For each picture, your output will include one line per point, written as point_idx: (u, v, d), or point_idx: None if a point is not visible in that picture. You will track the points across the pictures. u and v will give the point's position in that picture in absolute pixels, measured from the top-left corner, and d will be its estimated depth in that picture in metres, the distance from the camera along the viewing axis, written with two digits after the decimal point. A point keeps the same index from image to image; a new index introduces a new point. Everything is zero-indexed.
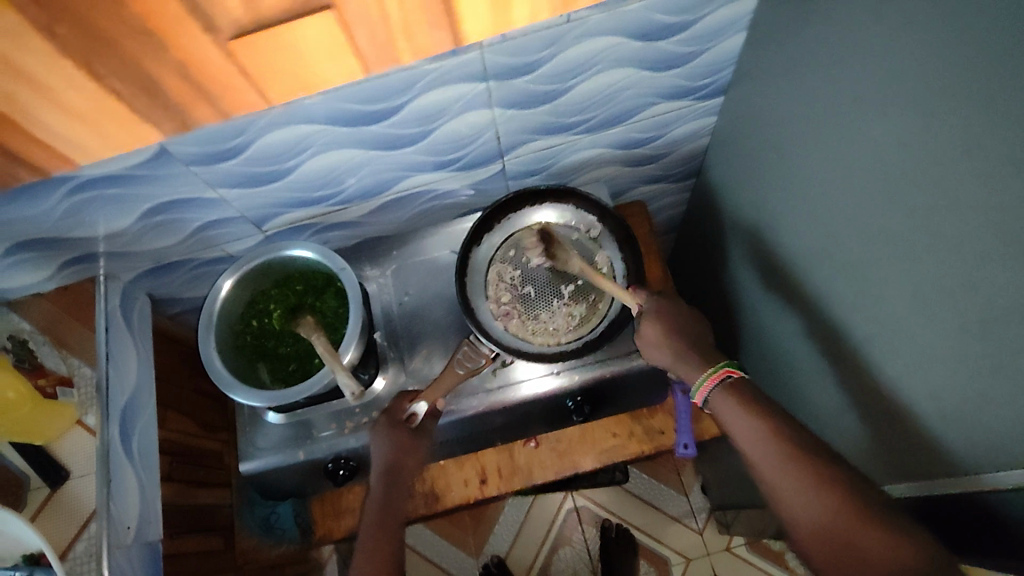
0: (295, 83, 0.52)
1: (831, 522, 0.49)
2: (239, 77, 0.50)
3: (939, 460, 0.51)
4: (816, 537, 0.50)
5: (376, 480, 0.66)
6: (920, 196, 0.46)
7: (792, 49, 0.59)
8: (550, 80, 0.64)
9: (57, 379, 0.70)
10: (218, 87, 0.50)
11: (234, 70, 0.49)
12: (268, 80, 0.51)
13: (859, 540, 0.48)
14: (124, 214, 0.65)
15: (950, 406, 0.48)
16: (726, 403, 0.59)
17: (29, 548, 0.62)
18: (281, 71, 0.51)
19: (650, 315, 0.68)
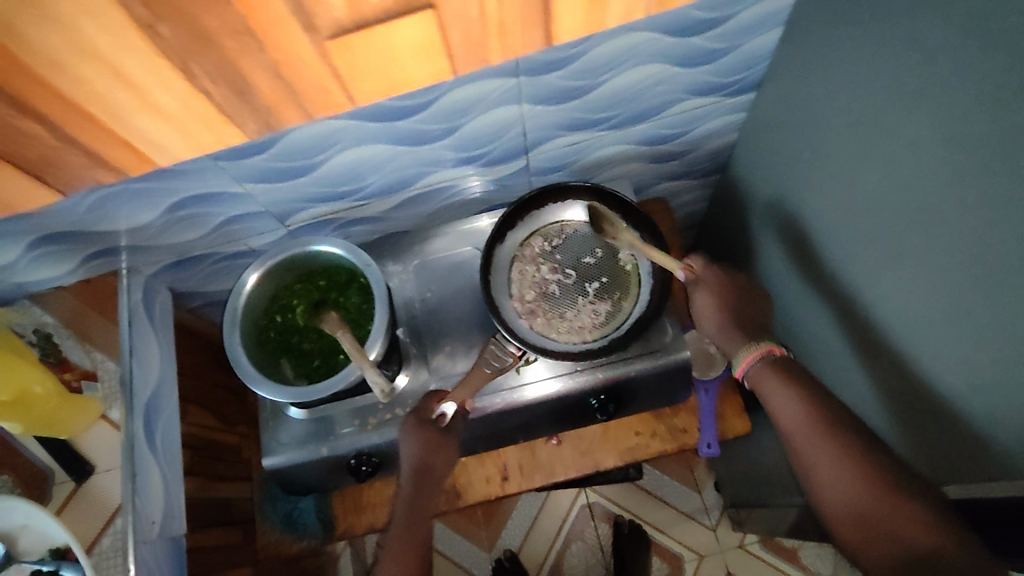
0: (379, 82, 0.52)
1: (861, 505, 0.49)
2: (332, 79, 0.50)
3: (977, 465, 0.50)
4: (838, 507, 0.51)
5: (405, 480, 0.66)
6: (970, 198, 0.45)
7: (832, 45, 0.58)
8: (581, 75, 0.64)
9: (82, 373, 0.71)
10: (308, 89, 0.50)
11: (325, 71, 0.49)
12: (357, 82, 0.51)
13: (889, 524, 0.47)
14: (149, 208, 0.65)
15: (991, 412, 0.47)
16: (771, 380, 0.59)
17: (56, 543, 0.63)
18: (371, 72, 0.51)
19: (704, 285, 0.66)
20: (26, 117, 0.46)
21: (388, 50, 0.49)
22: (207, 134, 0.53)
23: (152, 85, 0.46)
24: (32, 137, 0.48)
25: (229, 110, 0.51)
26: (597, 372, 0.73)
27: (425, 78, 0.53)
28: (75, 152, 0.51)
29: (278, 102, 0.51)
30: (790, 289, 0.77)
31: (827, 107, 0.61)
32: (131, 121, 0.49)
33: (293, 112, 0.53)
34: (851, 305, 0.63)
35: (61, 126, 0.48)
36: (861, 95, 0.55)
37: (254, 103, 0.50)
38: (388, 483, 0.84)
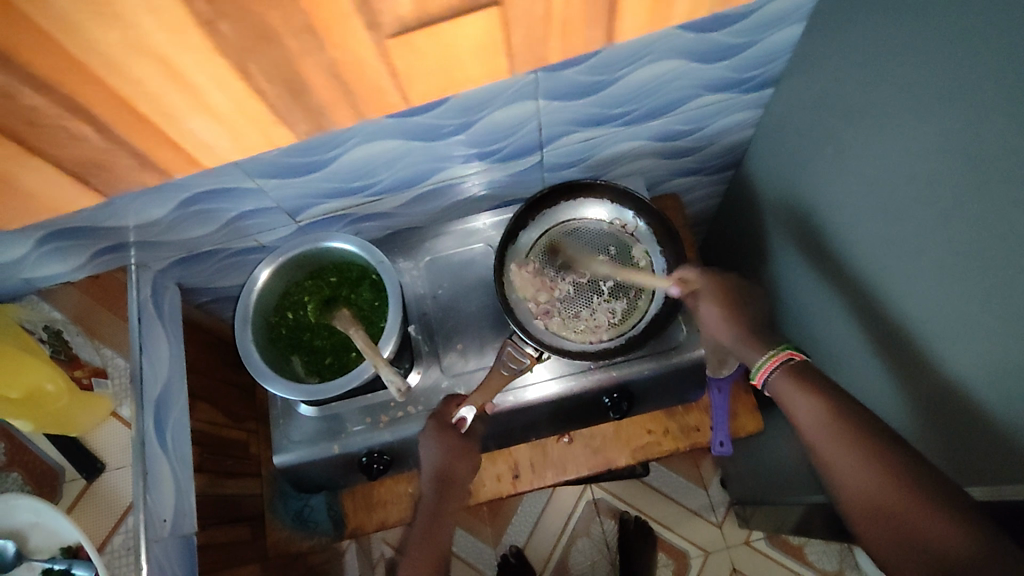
0: (436, 82, 0.54)
1: (884, 500, 0.48)
2: (386, 77, 0.51)
3: (1000, 468, 0.50)
4: (862, 509, 0.50)
5: (428, 486, 0.68)
6: (999, 199, 0.44)
7: (855, 41, 0.57)
8: (598, 71, 0.63)
9: (93, 370, 0.70)
10: (360, 87, 0.52)
11: (384, 69, 0.51)
12: (412, 79, 0.53)
13: (915, 522, 0.46)
14: (162, 203, 0.64)
15: (1013, 417, 0.47)
16: (789, 385, 0.58)
17: (67, 541, 0.62)
18: (429, 73, 0.53)
19: (705, 296, 0.68)
20: (77, 117, 0.47)
21: (449, 48, 0.50)
22: (257, 135, 0.54)
23: (206, 84, 0.47)
24: (81, 139, 0.50)
25: (281, 109, 0.52)
26: (611, 371, 0.73)
27: (482, 77, 0.56)
28: (124, 153, 0.53)
29: (334, 103, 0.53)
30: (805, 288, 0.77)
31: (848, 104, 0.60)
32: (183, 121, 0.50)
33: (347, 111, 0.54)
34: (869, 304, 0.63)
35: (113, 130, 0.49)
36: (884, 93, 0.55)
37: (309, 103, 0.52)
38: (398, 480, 0.83)
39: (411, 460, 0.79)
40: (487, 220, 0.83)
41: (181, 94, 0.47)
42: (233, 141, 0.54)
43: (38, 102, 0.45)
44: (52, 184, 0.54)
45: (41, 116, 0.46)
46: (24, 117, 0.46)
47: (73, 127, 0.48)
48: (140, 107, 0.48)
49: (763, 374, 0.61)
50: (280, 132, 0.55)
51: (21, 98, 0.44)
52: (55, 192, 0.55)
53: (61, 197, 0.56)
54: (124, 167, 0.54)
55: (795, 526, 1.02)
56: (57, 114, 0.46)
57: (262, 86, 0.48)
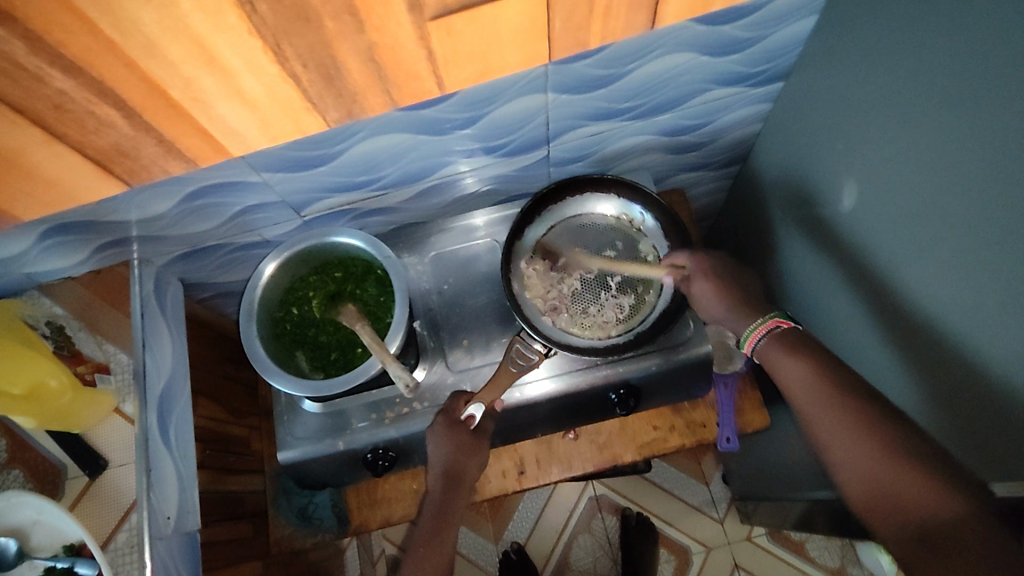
0: (469, 69, 0.56)
1: (870, 465, 0.48)
2: (424, 62, 0.53)
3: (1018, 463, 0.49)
4: (849, 474, 0.49)
5: (436, 484, 0.68)
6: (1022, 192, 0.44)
7: (871, 34, 0.57)
8: (609, 64, 0.62)
9: (95, 366, 0.68)
10: (397, 71, 0.53)
11: (422, 55, 0.52)
12: (448, 65, 0.54)
13: (899, 486, 0.46)
14: (166, 197, 0.63)
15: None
16: (779, 353, 0.58)
17: (70, 539, 0.61)
18: (465, 60, 0.54)
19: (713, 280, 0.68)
20: (105, 102, 0.47)
21: (488, 35, 0.52)
22: (288, 123, 0.55)
23: (241, 69, 0.47)
24: (109, 127, 0.50)
25: (314, 97, 0.53)
26: (618, 367, 0.72)
27: (516, 64, 0.57)
28: (149, 140, 0.53)
29: (367, 89, 0.54)
30: (815, 283, 0.76)
31: (864, 98, 0.60)
32: (213, 105, 0.51)
33: (379, 98, 0.56)
34: (883, 300, 0.63)
35: (139, 113, 0.49)
36: (901, 86, 0.54)
37: (343, 89, 0.53)
38: (403, 477, 0.83)
39: (415, 456, 0.79)
40: (482, 218, 0.82)
41: (214, 77, 0.47)
42: (262, 128, 0.55)
43: (66, 85, 0.45)
44: (75, 171, 0.54)
45: (70, 100, 0.46)
46: (53, 102, 0.46)
47: (101, 113, 0.48)
48: (169, 91, 0.48)
49: (752, 342, 0.62)
50: (310, 120, 0.56)
51: (50, 81, 0.44)
52: (81, 181, 0.55)
53: (85, 186, 0.56)
54: (149, 154, 0.55)
55: (798, 522, 1.02)
56: (87, 98, 0.46)
57: (297, 71, 0.49)
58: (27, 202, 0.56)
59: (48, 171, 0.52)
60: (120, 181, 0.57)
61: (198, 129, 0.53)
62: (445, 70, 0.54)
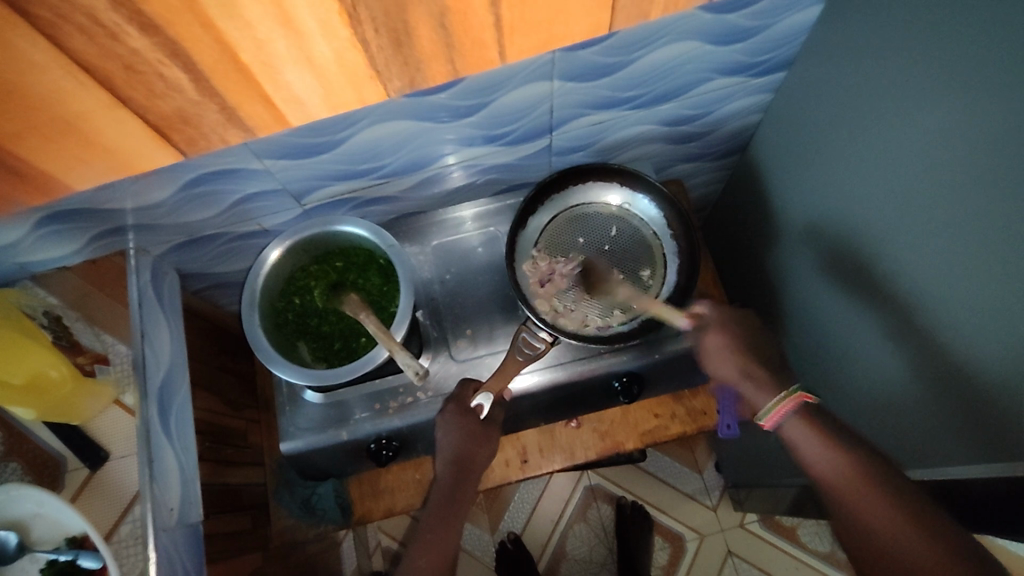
0: (532, 38, 0.55)
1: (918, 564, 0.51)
2: (490, 31, 0.52)
3: (1007, 443, 0.50)
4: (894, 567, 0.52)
5: (445, 471, 0.69)
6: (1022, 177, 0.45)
7: (870, 26, 0.58)
8: (614, 52, 0.62)
9: (94, 357, 0.68)
10: (465, 41, 0.52)
11: (490, 23, 0.51)
12: (513, 32, 0.54)
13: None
14: (164, 185, 0.62)
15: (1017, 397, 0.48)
16: (806, 432, 0.59)
17: (71, 532, 0.60)
18: (531, 27, 0.54)
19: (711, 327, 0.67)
20: (177, 64, 0.45)
21: (558, 2, 0.51)
22: (349, 92, 0.54)
23: (315, 33, 0.46)
24: (176, 91, 0.48)
25: (380, 64, 0.52)
26: (622, 356, 0.73)
27: (578, 33, 0.57)
28: (213, 107, 0.51)
29: (433, 57, 0.53)
30: (812, 272, 0.78)
31: (865, 89, 0.60)
32: (281, 71, 0.49)
33: (442, 66, 0.55)
34: (879, 288, 0.64)
35: (207, 78, 0.47)
36: (902, 76, 0.55)
37: (409, 56, 0.52)
38: (405, 467, 0.83)
39: (418, 445, 0.78)
40: (469, 210, 0.82)
41: (287, 40, 0.46)
42: (325, 96, 0.54)
43: (141, 44, 0.43)
44: (78, 161, 0.53)
45: (141, 61, 0.44)
46: (123, 62, 0.44)
47: (169, 75, 0.46)
48: (241, 56, 0.46)
49: (774, 418, 0.61)
50: (371, 87, 0.55)
51: (126, 41, 0.42)
52: (139, 149, 0.54)
53: (140, 153, 0.54)
54: (210, 122, 0.53)
55: (790, 508, 1.04)
56: (157, 59, 0.44)
57: (368, 36, 0.48)
58: (81, 169, 0.54)
59: (77, 150, 0.51)
60: (156, 158, 0.56)
61: (263, 95, 0.51)
62: (510, 40, 0.54)
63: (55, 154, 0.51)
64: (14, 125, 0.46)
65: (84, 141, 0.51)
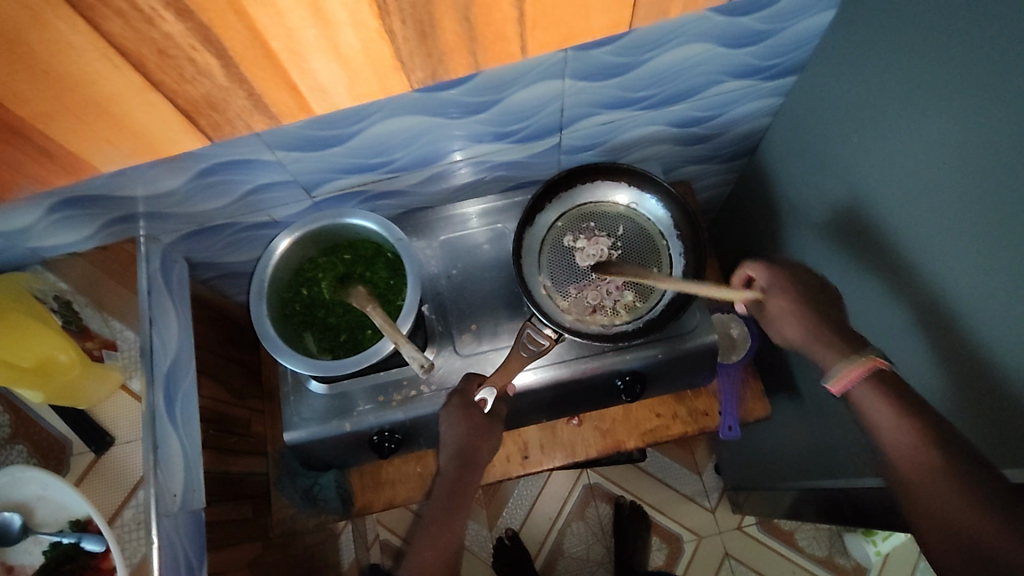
0: (557, 33, 0.55)
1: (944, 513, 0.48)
2: (514, 24, 0.52)
3: None
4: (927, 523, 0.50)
5: (450, 464, 0.69)
6: None
7: (884, 30, 0.58)
8: (627, 53, 0.63)
9: (102, 343, 0.70)
10: (490, 35, 0.53)
11: (514, 17, 0.51)
12: (537, 26, 0.54)
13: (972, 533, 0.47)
14: (176, 173, 0.62)
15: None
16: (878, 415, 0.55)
17: (75, 515, 0.61)
18: (553, 21, 0.54)
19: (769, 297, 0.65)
20: (207, 50, 0.46)
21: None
22: (374, 82, 0.54)
23: (343, 23, 0.47)
24: (205, 77, 0.48)
25: (405, 55, 0.52)
26: (625, 355, 0.73)
27: (600, 29, 0.57)
28: (240, 93, 0.51)
29: (456, 49, 0.53)
30: (819, 276, 0.78)
31: (878, 94, 0.60)
32: (309, 60, 0.49)
33: (464, 60, 0.55)
34: (885, 290, 0.64)
35: (237, 64, 0.48)
36: (915, 81, 0.55)
37: (434, 48, 0.52)
38: (407, 460, 0.83)
39: (421, 438, 0.79)
40: (474, 209, 0.82)
41: (317, 29, 0.46)
42: (349, 86, 0.54)
43: (174, 29, 0.43)
44: (100, 142, 0.53)
45: (173, 45, 0.45)
46: (155, 46, 0.44)
47: (200, 61, 0.47)
48: (272, 43, 0.47)
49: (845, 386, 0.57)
50: (396, 79, 0.55)
51: (159, 25, 0.43)
52: (166, 132, 0.54)
53: (165, 139, 0.55)
54: (237, 109, 0.53)
55: (790, 512, 1.04)
56: (190, 45, 0.45)
57: (395, 27, 0.48)
58: (106, 151, 0.54)
59: (110, 129, 0.52)
60: (185, 139, 0.56)
61: (289, 84, 0.51)
62: (533, 34, 0.54)
63: (81, 136, 0.52)
64: (46, 106, 0.47)
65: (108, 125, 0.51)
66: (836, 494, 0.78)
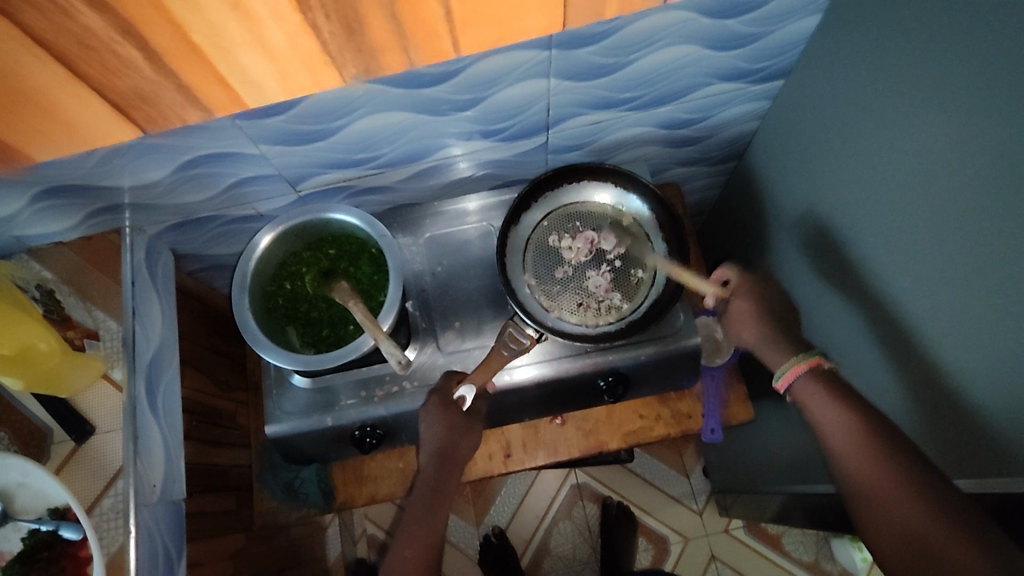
0: (491, 32, 0.54)
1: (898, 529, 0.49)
2: (444, 22, 0.51)
3: (996, 460, 0.50)
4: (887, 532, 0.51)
5: (429, 462, 0.69)
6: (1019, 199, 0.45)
7: (868, 37, 0.58)
8: (612, 52, 0.62)
9: (85, 332, 0.68)
10: (418, 32, 0.52)
11: (443, 14, 0.51)
12: (468, 27, 0.53)
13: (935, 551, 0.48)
14: (160, 164, 0.62)
15: (1009, 406, 0.48)
16: None
17: (54, 502, 0.61)
18: (483, 20, 0.53)
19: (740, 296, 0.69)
20: (130, 44, 0.46)
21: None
22: (306, 77, 0.54)
23: (266, 17, 0.47)
24: (132, 70, 0.49)
25: (334, 52, 0.52)
26: (608, 355, 0.73)
27: (537, 30, 0.56)
28: (169, 86, 0.51)
29: (388, 46, 0.53)
30: (804, 280, 0.78)
31: (861, 101, 0.61)
32: (236, 54, 0.49)
33: (398, 57, 0.54)
34: (872, 294, 0.64)
35: (162, 58, 0.48)
36: (897, 87, 0.55)
37: (364, 45, 0.52)
38: (389, 455, 0.83)
39: (403, 434, 0.79)
40: (474, 203, 0.82)
41: (240, 24, 0.47)
42: (281, 80, 0.53)
43: (94, 23, 0.44)
44: (47, 134, 0.53)
45: (94, 38, 0.45)
46: (77, 39, 0.45)
47: (123, 54, 0.47)
48: (194, 36, 0.47)
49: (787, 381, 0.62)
50: (329, 74, 0.54)
51: (77, 17, 0.43)
52: (100, 124, 0.54)
53: (100, 129, 0.54)
54: (168, 102, 0.53)
55: (776, 516, 1.04)
56: (112, 38, 0.45)
57: (319, 22, 0.48)
58: (52, 144, 0.55)
59: (66, 116, 0.52)
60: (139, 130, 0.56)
61: (218, 78, 0.52)
62: (465, 32, 0.53)
63: (35, 125, 0.52)
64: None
65: (63, 117, 0.52)
66: (819, 499, 0.78)
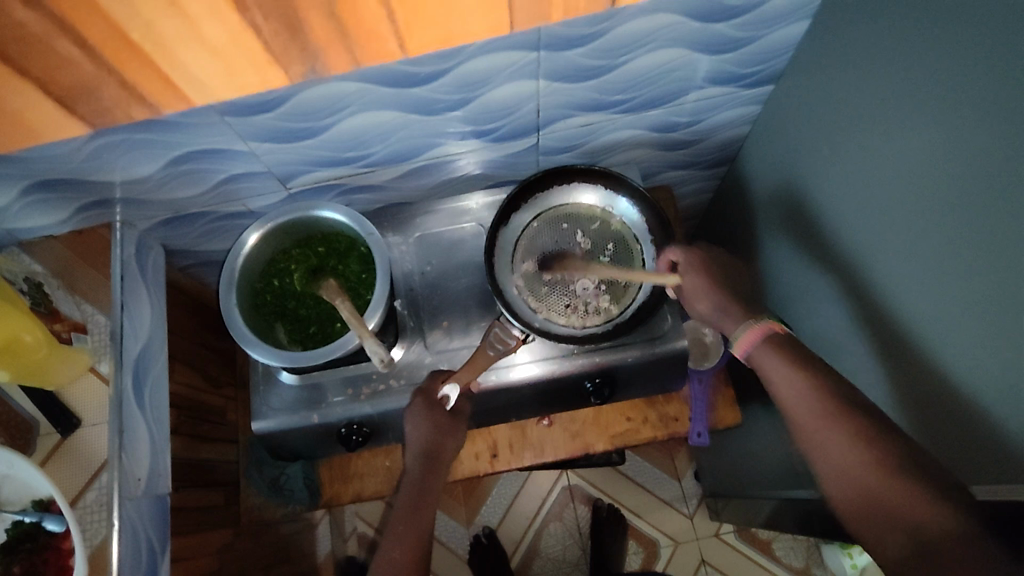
0: (435, 34, 0.53)
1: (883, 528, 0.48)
2: (386, 22, 0.51)
3: (985, 465, 0.50)
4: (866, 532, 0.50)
5: (414, 463, 0.69)
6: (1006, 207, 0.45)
7: (857, 44, 0.58)
8: (601, 54, 0.63)
9: (71, 325, 0.69)
10: (360, 32, 0.51)
11: (384, 14, 0.50)
12: (412, 29, 0.52)
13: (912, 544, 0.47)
14: (150, 160, 0.63)
15: (997, 412, 0.48)
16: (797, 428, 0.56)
17: (39, 494, 0.60)
18: (428, 22, 0.51)
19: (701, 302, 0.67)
20: (67, 38, 0.46)
21: None
22: (253, 75, 0.53)
23: (200, 15, 0.46)
24: (71, 65, 0.48)
25: (277, 50, 0.51)
26: (595, 356, 0.73)
27: (481, 32, 0.54)
28: (112, 81, 0.51)
29: (330, 46, 0.51)
30: (798, 285, 0.78)
31: (851, 106, 0.61)
32: (176, 51, 0.48)
33: (342, 56, 0.53)
34: (864, 299, 0.64)
35: (101, 54, 0.48)
36: (887, 92, 0.55)
37: (306, 43, 0.51)
38: (376, 453, 0.84)
39: (390, 432, 0.79)
40: (476, 201, 0.82)
41: (176, 20, 0.46)
42: (228, 78, 0.53)
43: (29, 17, 0.43)
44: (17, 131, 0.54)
45: (29, 34, 0.45)
46: (17, 36, 0.45)
47: (59, 48, 0.46)
48: (129, 33, 0.46)
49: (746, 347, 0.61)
50: (275, 74, 0.53)
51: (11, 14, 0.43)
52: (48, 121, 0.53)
53: (51, 125, 0.54)
54: (110, 98, 0.52)
55: (766, 521, 1.04)
56: (47, 32, 0.45)
57: (258, 21, 0.47)
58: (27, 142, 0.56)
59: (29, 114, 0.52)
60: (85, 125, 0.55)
61: (162, 75, 0.51)
62: (409, 33, 0.52)
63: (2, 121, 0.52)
64: None
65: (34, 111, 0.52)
66: (809, 504, 0.78)
